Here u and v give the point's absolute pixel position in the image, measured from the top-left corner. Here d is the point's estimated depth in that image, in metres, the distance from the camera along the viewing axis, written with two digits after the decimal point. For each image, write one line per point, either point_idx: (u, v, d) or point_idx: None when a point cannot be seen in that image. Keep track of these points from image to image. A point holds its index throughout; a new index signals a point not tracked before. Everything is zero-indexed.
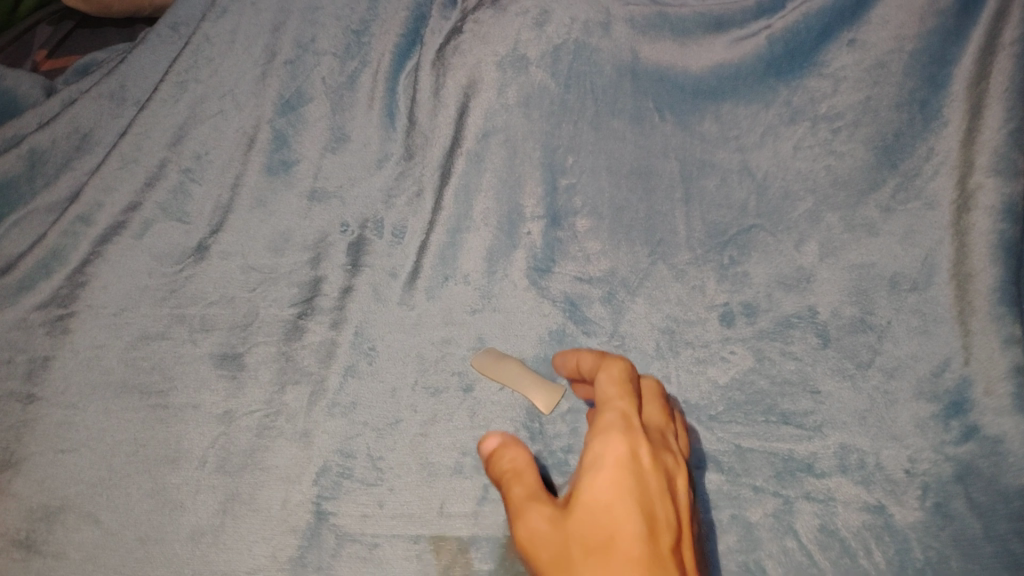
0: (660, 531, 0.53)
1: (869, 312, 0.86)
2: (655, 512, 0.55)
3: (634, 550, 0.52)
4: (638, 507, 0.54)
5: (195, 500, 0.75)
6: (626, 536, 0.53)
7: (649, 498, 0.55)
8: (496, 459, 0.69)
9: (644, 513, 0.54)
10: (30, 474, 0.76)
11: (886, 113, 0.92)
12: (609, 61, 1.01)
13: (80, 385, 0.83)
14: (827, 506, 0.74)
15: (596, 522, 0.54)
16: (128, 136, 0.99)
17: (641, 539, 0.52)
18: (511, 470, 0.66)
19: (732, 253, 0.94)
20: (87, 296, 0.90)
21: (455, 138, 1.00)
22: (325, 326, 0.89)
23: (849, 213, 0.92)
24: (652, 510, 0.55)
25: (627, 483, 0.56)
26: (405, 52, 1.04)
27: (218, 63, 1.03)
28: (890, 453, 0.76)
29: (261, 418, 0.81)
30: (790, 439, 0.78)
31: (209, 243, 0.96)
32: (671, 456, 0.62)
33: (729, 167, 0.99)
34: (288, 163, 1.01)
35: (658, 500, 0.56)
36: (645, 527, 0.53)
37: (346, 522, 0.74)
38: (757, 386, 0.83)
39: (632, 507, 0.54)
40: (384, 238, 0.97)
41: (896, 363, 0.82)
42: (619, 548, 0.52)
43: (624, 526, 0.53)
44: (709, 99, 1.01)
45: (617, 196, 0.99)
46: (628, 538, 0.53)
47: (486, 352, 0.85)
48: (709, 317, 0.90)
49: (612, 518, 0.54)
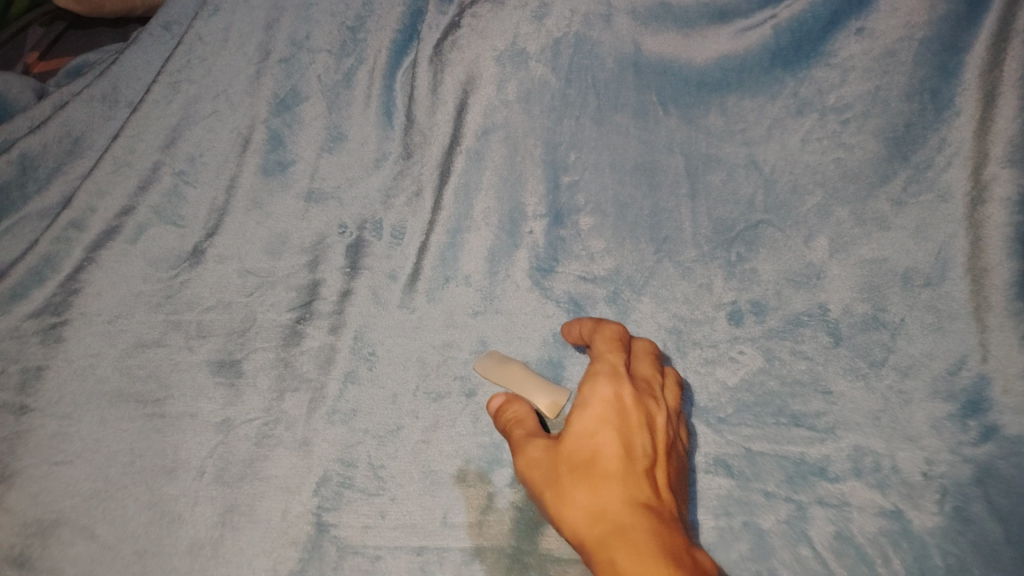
0: (639, 457, 0.60)
1: (881, 309, 0.83)
2: (636, 442, 0.61)
3: (614, 475, 0.58)
4: (619, 436, 0.60)
5: (193, 512, 0.73)
6: (608, 462, 0.59)
7: (631, 429, 0.61)
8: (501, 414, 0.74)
9: (625, 442, 0.60)
10: (24, 488, 0.74)
11: (896, 103, 0.90)
12: (611, 54, 0.99)
13: (75, 395, 0.81)
14: (841, 511, 0.71)
15: (582, 451, 0.61)
16: (121, 139, 0.97)
17: (621, 463, 0.59)
18: (512, 417, 0.72)
19: (740, 250, 0.91)
20: (80, 304, 0.88)
21: (454, 135, 0.99)
22: (324, 331, 0.87)
23: (860, 206, 0.89)
24: (633, 439, 0.61)
25: (610, 416, 0.62)
26: (402, 48, 1.01)
27: (212, 63, 1.01)
28: (906, 455, 0.73)
29: (260, 426, 0.79)
30: (802, 442, 0.76)
31: (204, 247, 0.94)
32: (656, 393, 0.67)
33: (736, 161, 0.96)
34: (285, 164, 0.99)
35: (640, 431, 0.62)
36: (625, 453, 0.59)
37: (347, 534, 0.72)
38: (767, 387, 0.81)
39: (614, 438, 0.60)
40: (384, 239, 0.95)
41: (910, 361, 0.80)
42: (601, 471, 0.59)
43: (606, 453, 0.60)
44: (714, 91, 0.99)
45: (621, 192, 0.96)
46: (609, 463, 0.59)
47: (489, 356, 0.83)
48: (717, 316, 0.87)
49: (595, 445, 0.60)
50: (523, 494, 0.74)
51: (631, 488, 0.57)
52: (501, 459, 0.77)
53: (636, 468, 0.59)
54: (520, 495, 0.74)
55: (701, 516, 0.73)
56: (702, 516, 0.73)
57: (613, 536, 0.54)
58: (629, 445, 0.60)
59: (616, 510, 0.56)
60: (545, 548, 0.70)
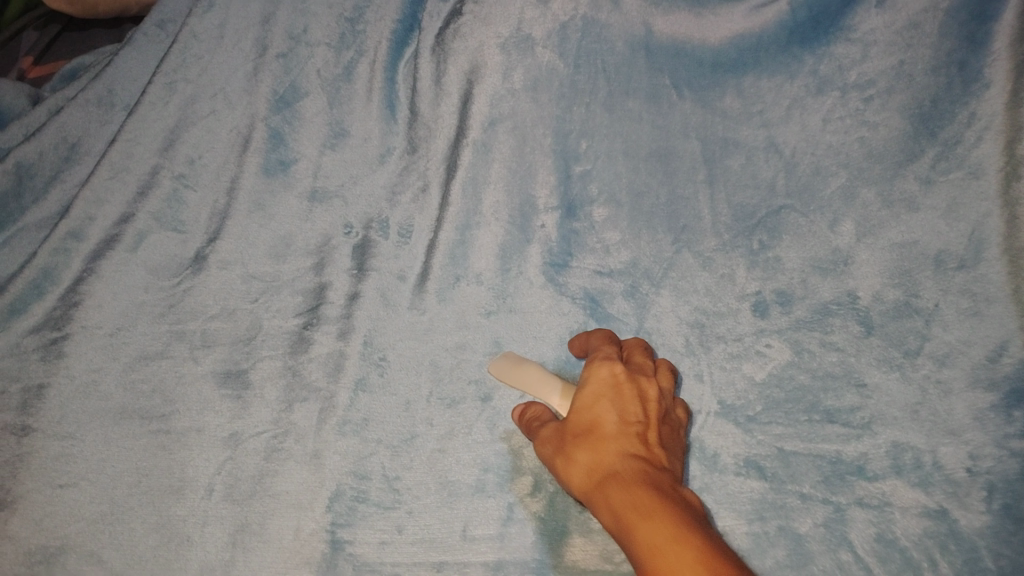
0: (633, 419, 0.64)
1: (914, 295, 0.79)
2: (629, 408, 0.65)
3: (611, 435, 0.63)
4: (616, 405, 0.65)
5: (203, 533, 0.71)
6: (607, 425, 0.64)
7: (626, 399, 0.66)
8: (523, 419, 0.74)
9: (620, 410, 0.65)
10: (27, 514, 0.72)
11: (922, 78, 0.85)
12: (620, 37, 0.95)
13: (77, 413, 0.79)
14: (882, 512, 0.68)
15: (583, 424, 0.65)
16: (117, 144, 0.94)
17: (617, 426, 0.63)
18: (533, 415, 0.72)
19: (762, 237, 0.87)
20: (81, 317, 0.86)
21: (459, 128, 0.95)
22: (332, 337, 0.84)
23: (887, 187, 0.85)
24: (627, 406, 0.65)
25: (607, 391, 0.67)
26: (403, 38, 0.97)
27: (208, 61, 0.97)
28: (948, 451, 0.70)
29: (268, 440, 0.76)
30: (837, 439, 0.72)
31: (206, 252, 0.91)
32: (651, 371, 0.71)
33: (755, 144, 0.92)
34: (286, 163, 0.95)
35: (634, 399, 0.66)
36: (621, 418, 0.64)
37: (364, 551, 0.70)
38: (797, 382, 0.77)
39: (610, 408, 0.65)
40: (390, 238, 0.91)
41: (947, 349, 0.76)
42: (599, 433, 0.63)
43: (604, 420, 0.64)
44: (730, 72, 0.94)
45: (636, 181, 0.92)
46: (606, 427, 0.64)
47: (504, 357, 0.80)
48: (741, 308, 0.83)
49: (593, 416, 0.65)
50: (545, 504, 0.72)
51: (626, 443, 0.62)
52: (520, 468, 0.74)
53: (630, 428, 0.63)
54: (542, 504, 0.72)
55: (733, 522, 0.70)
56: (734, 520, 0.70)
57: (608, 484, 0.59)
58: (624, 411, 0.64)
59: (611, 462, 0.61)
60: (571, 560, 0.69)
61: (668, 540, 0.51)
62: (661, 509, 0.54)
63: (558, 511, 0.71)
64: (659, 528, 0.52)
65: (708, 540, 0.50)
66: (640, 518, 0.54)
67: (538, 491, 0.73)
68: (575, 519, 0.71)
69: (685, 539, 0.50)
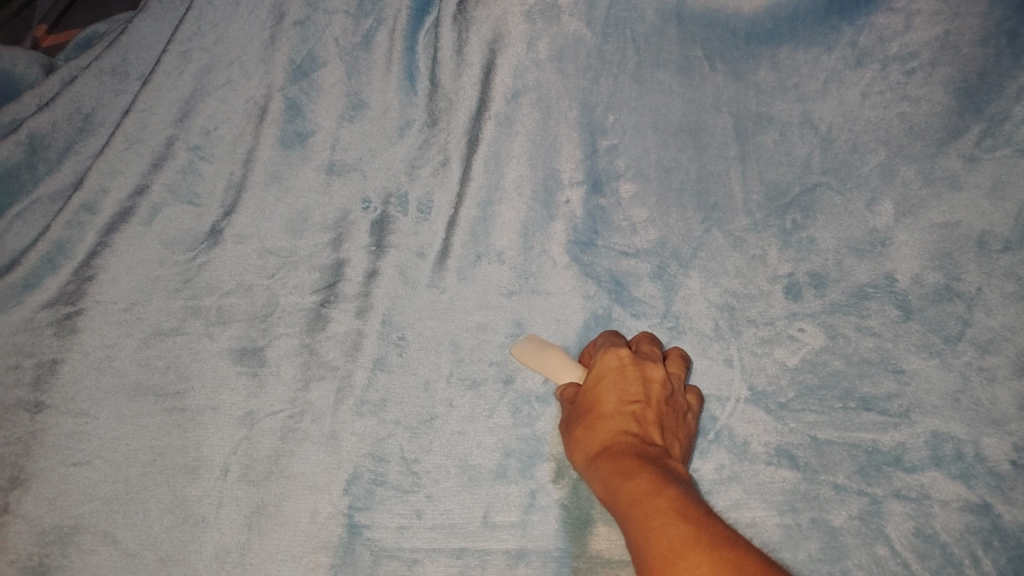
0: (631, 398, 0.63)
1: (956, 279, 0.76)
2: (630, 388, 0.64)
3: (608, 413, 0.63)
4: (617, 385, 0.65)
5: (219, 514, 0.69)
6: (606, 404, 0.64)
7: (628, 380, 0.65)
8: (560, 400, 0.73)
9: (620, 391, 0.64)
10: (40, 492, 0.71)
11: (968, 49, 0.83)
12: (651, 6, 0.92)
13: (92, 389, 0.77)
14: (921, 506, 0.65)
15: (586, 406, 0.65)
16: (132, 114, 0.91)
17: (616, 404, 0.63)
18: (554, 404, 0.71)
19: (795, 216, 0.83)
20: (95, 291, 0.84)
21: (481, 100, 0.92)
22: (350, 315, 0.82)
23: (928, 164, 0.81)
24: (628, 386, 0.64)
25: (610, 372, 0.66)
26: (423, 7, 0.95)
27: (224, 29, 0.95)
28: (991, 442, 0.67)
29: (285, 419, 0.75)
30: (873, 428, 0.70)
31: (222, 226, 0.88)
32: (658, 357, 0.69)
33: (789, 119, 0.88)
34: (304, 135, 0.93)
35: (637, 380, 0.65)
36: (620, 397, 0.64)
37: (382, 536, 0.68)
38: (832, 368, 0.74)
39: (611, 388, 0.65)
40: (409, 214, 0.89)
41: (990, 335, 0.73)
42: (598, 414, 0.63)
43: (603, 399, 0.64)
44: (764, 43, 0.91)
45: (664, 156, 0.89)
46: (605, 405, 0.64)
47: (527, 340, 0.77)
48: (773, 290, 0.80)
49: (594, 398, 0.65)
50: (568, 491, 0.70)
51: (623, 423, 0.62)
52: (542, 453, 0.72)
53: (628, 406, 0.63)
54: (565, 492, 0.70)
55: (763, 513, 0.67)
56: (764, 512, 0.67)
57: (601, 456, 0.60)
58: (624, 391, 0.64)
59: (606, 436, 0.61)
60: (595, 550, 0.67)
61: (647, 498, 0.52)
62: (645, 471, 0.55)
63: (581, 499, 0.70)
64: (641, 488, 0.53)
65: (686, 495, 0.52)
66: (624, 481, 0.55)
67: (562, 478, 0.71)
68: (599, 508, 0.69)
69: (663, 495, 0.52)
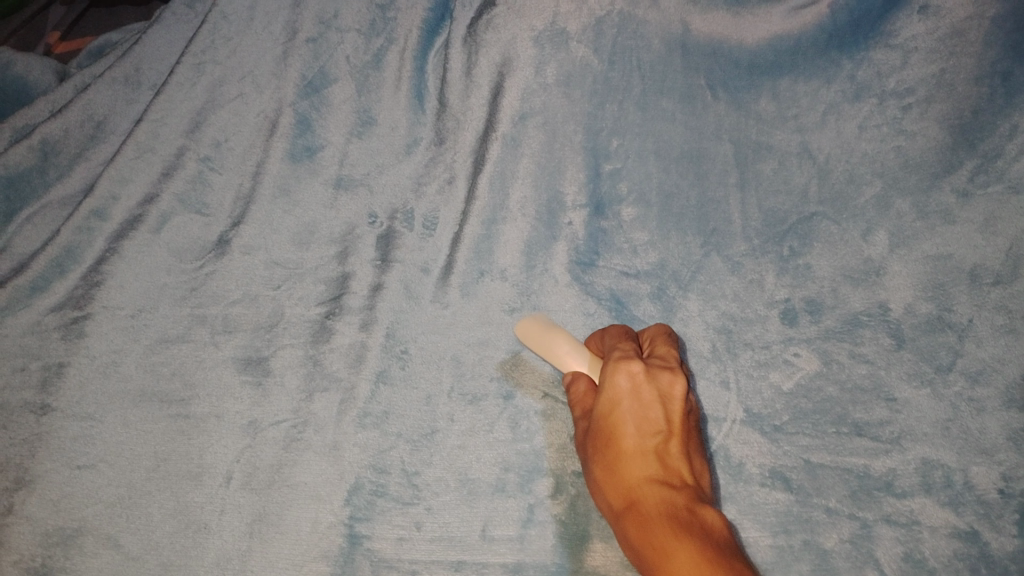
0: (651, 429, 0.60)
1: (947, 310, 0.77)
2: (649, 416, 0.61)
3: (629, 451, 0.60)
4: (633, 413, 0.61)
5: (221, 521, 0.70)
6: (625, 440, 0.61)
7: (645, 403, 0.61)
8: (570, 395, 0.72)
9: (639, 420, 0.61)
10: (44, 495, 0.72)
11: (963, 87, 0.85)
12: (657, 35, 0.94)
13: (98, 394, 0.79)
14: (911, 531, 0.67)
15: (604, 438, 0.62)
16: (144, 123, 0.94)
17: (636, 440, 0.60)
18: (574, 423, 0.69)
19: (793, 243, 0.85)
20: (103, 297, 0.85)
21: (488, 121, 0.94)
22: (355, 328, 0.83)
23: (922, 198, 0.83)
24: (645, 413, 0.61)
25: (623, 395, 0.62)
26: (434, 28, 0.97)
27: (237, 43, 0.97)
28: (980, 470, 0.68)
29: (288, 429, 0.76)
30: (865, 453, 0.71)
31: (230, 236, 0.90)
32: (673, 361, 0.65)
33: (788, 149, 0.90)
34: (312, 150, 0.94)
35: (655, 402, 0.61)
36: (639, 431, 0.60)
37: (381, 547, 0.69)
38: (826, 394, 0.75)
39: (629, 418, 0.61)
40: (414, 229, 0.90)
41: (980, 366, 0.74)
42: (618, 450, 0.60)
43: (621, 432, 0.61)
44: (765, 75, 0.93)
45: (666, 181, 0.91)
46: (625, 442, 0.61)
47: (534, 321, 0.78)
48: (770, 315, 0.82)
49: (613, 430, 0.61)
50: (566, 507, 0.71)
51: (646, 464, 0.59)
52: (541, 469, 0.73)
53: (648, 442, 0.60)
54: (563, 507, 0.71)
55: (757, 534, 0.69)
56: (757, 533, 0.69)
57: (628, 513, 0.56)
58: (642, 421, 0.61)
59: (632, 485, 0.58)
60: (591, 566, 0.68)
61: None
62: (680, 541, 0.51)
63: (579, 515, 0.71)
64: (679, 563, 0.49)
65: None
66: (660, 554, 0.51)
67: (560, 493, 0.72)
68: (596, 524, 0.70)
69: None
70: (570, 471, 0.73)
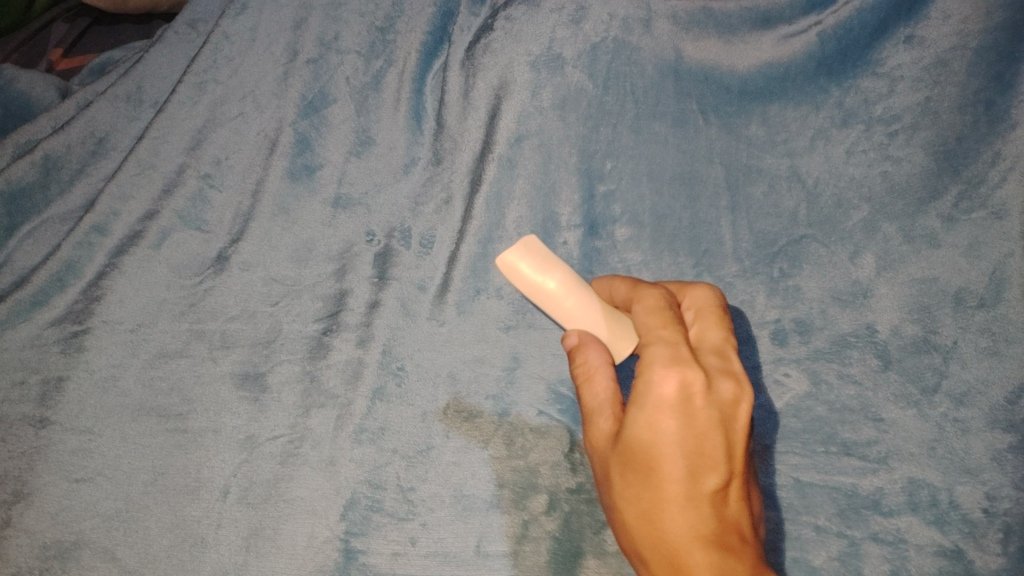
0: (706, 470, 0.55)
1: (933, 331, 0.78)
2: (704, 453, 0.55)
3: (675, 499, 0.55)
4: (683, 447, 0.55)
5: (217, 535, 0.73)
6: (670, 482, 0.55)
7: (699, 432, 0.55)
8: (573, 356, 0.69)
9: (692, 458, 0.55)
10: (43, 507, 0.76)
11: (948, 116, 0.86)
12: (651, 61, 0.95)
13: (95, 408, 0.81)
14: (897, 549, 0.69)
15: (641, 467, 0.56)
16: (146, 141, 0.95)
17: (687, 484, 0.55)
18: (593, 412, 0.64)
19: (782, 265, 0.87)
20: (102, 311, 0.87)
21: (485, 141, 0.95)
22: (352, 344, 0.84)
23: (908, 222, 0.85)
24: (699, 447, 0.55)
25: (673, 421, 0.55)
26: (432, 51, 0.99)
27: (239, 63, 0.99)
28: (966, 490, 0.70)
29: (284, 445, 0.78)
30: (854, 472, 0.73)
31: (229, 253, 0.91)
32: (735, 365, 0.59)
33: (777, 173, 0.92)
34: (312, 168, 0.96)
35: (711, 433, 0.55)
36: (689, 473, 0.55)
37: (378, 562, 0.71)
38: (815, 414, 0.78)
39: (678, 452, 0.55)
40: (411, 248, 0.91)
41: (965, 388, 0.75)
42: (661, 492, 0.55)
43: (665, 470, 0.55)
44: (756, 100, 0.95)
45: (659, 203, 0.93)
46: (671, 482, 0.55)
47: (519, 256, 0.71)
48: (760, 335, 0.84)
49: (654, 463, 0.55)
50: (560, 524, 0.73)
51: (697, 520, 0.55)
52: (536, 485, 0.74)
53: (700, 489, 0.55)
54: (557, 524, 0.73)
55: None
56: None
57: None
58: (696, 458, 0.55)
59: (679, 543, 0.55)
60: None
61: None
62: None
63: (573, 532, 0.72)
64: None
65: None
66: None
67: (554, 510, 0.73)
68: (590, 541, 0.72)
69: None
70: (564, 488, 0.74)
